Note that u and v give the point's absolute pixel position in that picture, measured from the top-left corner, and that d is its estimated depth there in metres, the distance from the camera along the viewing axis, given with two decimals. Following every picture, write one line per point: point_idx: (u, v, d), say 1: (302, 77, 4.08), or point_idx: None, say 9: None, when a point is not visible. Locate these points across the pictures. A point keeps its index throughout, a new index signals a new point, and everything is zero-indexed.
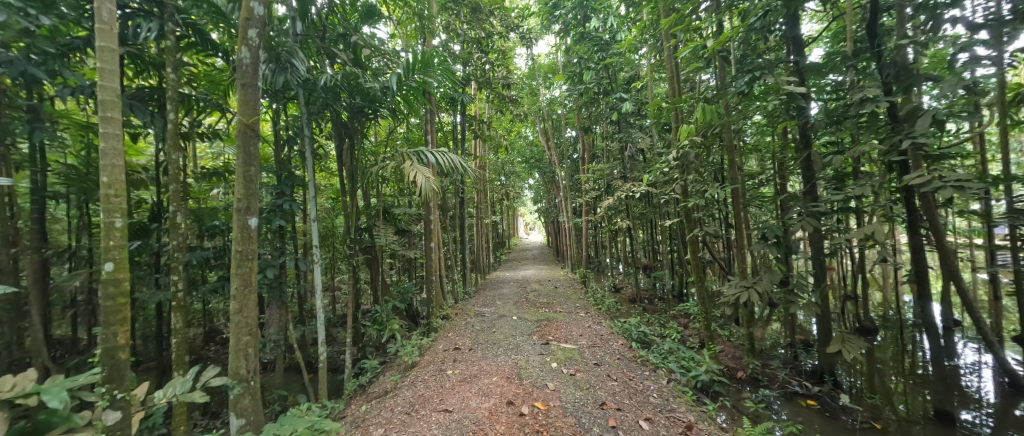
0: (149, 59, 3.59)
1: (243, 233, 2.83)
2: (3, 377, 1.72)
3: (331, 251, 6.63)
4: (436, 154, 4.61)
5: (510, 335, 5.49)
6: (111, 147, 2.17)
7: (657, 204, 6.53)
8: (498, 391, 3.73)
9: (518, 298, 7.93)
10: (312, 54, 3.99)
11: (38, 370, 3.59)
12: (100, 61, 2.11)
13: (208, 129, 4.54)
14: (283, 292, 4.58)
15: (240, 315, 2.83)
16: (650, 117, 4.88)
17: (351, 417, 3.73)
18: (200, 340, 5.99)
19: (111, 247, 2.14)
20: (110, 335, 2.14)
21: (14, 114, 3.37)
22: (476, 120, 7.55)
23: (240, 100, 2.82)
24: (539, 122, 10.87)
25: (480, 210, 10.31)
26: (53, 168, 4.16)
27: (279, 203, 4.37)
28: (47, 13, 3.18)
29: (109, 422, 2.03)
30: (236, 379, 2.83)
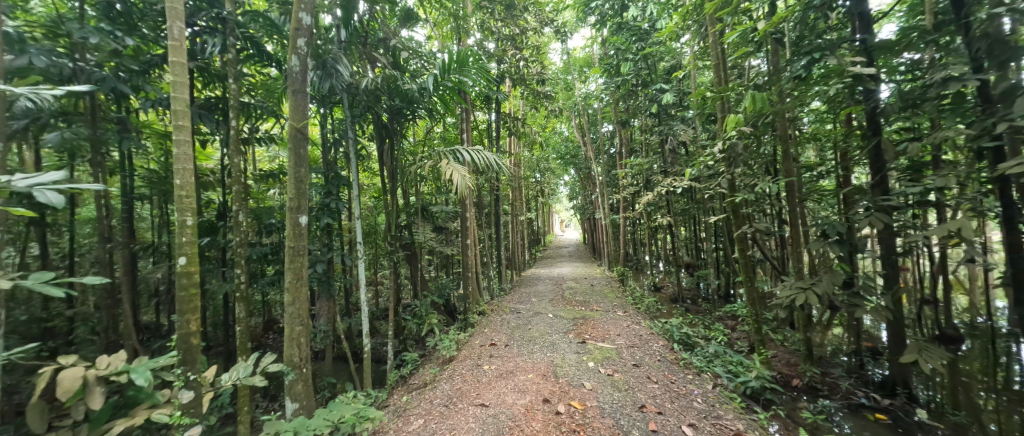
0: (215, 72, 3.94)
1: (295, 230, 3.03)
2: (100, 356, 1.96)
3: (375, 247, 6.95)
4: (471, 151, 4.67)
5: (546, 332, 5.47)
6: (183, 152, 2.41)
7: (700, 199, 6.21)
8: (534, 388, 3.74)
9: (554, 295, 7.89)
10: (355, 59, 4.19)
11: (129, 352, 4.09)
12: (173, 75, 2.36)
13: (265, 134, 4.92)
14: (331, 286, 4.87)
15: (293, 307, 3.05)
16: (693, 108, 4.63)
17: (393, 406, 3.91)
18: (261, 328, 6.54)
19: (183, 243, 2.38)
20: (184, 322, 2.37)
21: (107, 126, 3.84)
22: (511, 118, 7.55)
23: (292, 106, 3.02)
24: (574, 117, 10.71)
25: (515, 207, 10.34)
26: (139, 173, 4.70)
27: (327, 202, 4.66)
28: (131, 34, 3.61)
29: (184, 400, 2.27)
30: (291, 367, 3.05)
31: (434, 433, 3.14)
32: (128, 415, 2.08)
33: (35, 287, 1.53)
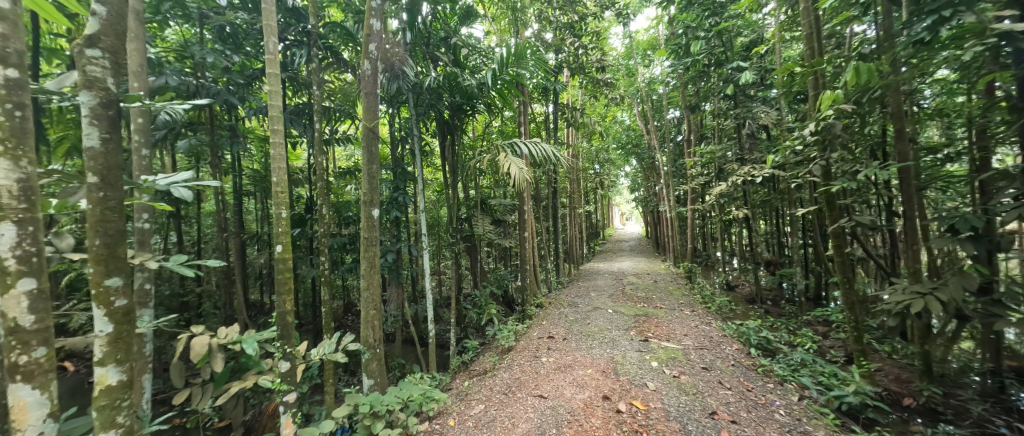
0: (301, 80, 4.40)
1: (368, 222, 3.30)
2: (219, 328, 2.34)
3: (438, 239, 7.31)
4: (528, 144, 4.67)
5: (606, 328, 5.32)
6: (279, 154, 2.75)
7: (785, 189, 5.53)
8: (593, 384, 3.67)
9: (614, 290, 7.64)
10: (420, 60, 4.43)
11: (241, 325, 4.83)
12: (270, 85, 2.70)
13: (343, 135, 5.42)
14: (400, 274, 5.25)
15: (368, 292, 3.33)
16: (776, 87, 4.12)
17: (456, 390, 4.12)
18: (342, 310, 7.30)
19: (279, 233, 2.73)
20: (282, 301, 2.71)
21: (222, 133, 4.52)
22: (569, 108, 7.37)
23: (365, 108, 3.27)
24: (637, 104, 10.19)
25: (574, 200, 10.15)
26: (246, 173, 5.47)
27: (396, 196, 5.04)
28: (237, 52, 4.20)
29: (282, 370, 2.61)
30: (367, 347, 3.35)
31: (494, 419, 3.25)
32: (243, 378, 2.46)
33: (174, 266, 1.90)
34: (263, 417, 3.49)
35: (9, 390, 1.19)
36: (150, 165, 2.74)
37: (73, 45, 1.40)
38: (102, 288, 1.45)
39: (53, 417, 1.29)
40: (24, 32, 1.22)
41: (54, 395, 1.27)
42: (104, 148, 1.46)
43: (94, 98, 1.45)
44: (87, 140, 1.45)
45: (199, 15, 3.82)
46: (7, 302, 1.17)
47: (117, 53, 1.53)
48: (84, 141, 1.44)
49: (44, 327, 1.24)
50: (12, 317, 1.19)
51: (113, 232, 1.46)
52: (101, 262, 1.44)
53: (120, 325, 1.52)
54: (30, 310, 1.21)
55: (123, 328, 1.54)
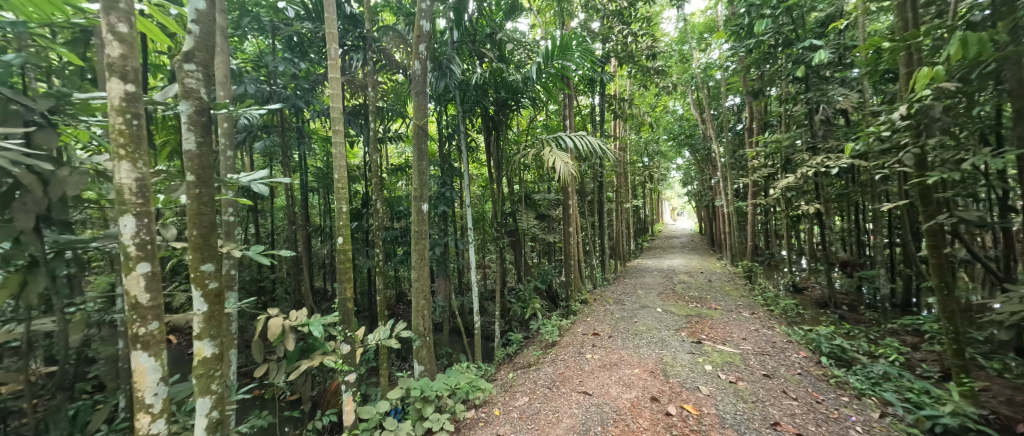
0: (357, 82, 4.70)
1: (419, 217, 3.46)
2: (291, 311, 2.59)
3: (483, 233, 7.47)
4: (574, 137, 4.60)
5: (654, 328, 5.13)
6: (340, 152, 2.97)
7: (867, 181, 4.90)
8: (640, 384, 3.56)
9: (664, 289, 7.31)
10: (466, 57, 4.51)
11: (308, 309, 5.31)
12: (331, 88, 2.92)
13: (395, 133, 5.70)
14: (447, 267, 5.47)
15: (419, 283, 3.49)
16: (858, 65, 3.65)
17: (501, 381, 4.22)
18: (394, 299, 7.74)
19: (340, 226, 2.95)
20: (343, 289, 2.94)
21: (291, 135, 4.98)
22: (617, 99, 7.10)
23: (415, 107, 3.41)
24: (691, 92, 9.58)
25: (621, 195, 9.81)
26: (311, 170, 5.97)
27: (443, 192, 5.25)
28: (304, 59, 4.57)
29: (343, 352, 2.84)
30: (417, 335, 3.53)
31: (538, 412, 3.28)
32: (311, 358, 2.71)
33: (253, 255, 2.15)
34: (327, 394, 3.82)
35: (132, 356, 1.46)
36: (234, 164, 3.09)
37: (174, 61, 1.64)
38: (199, 272, 1.70)
39: (165, 381, 1.54)
40: (138, 52, 1.48)
41: (165, 362, 1.54)
42: (199, 150, 1.71)
43: (191, 106, 1.70)
44: (185, 144, 1.71)
45: (271, 27, 4.21)
46: (130, 282, 1.45)
47: (207, 65, 1.76)
48: (183, 144, 1.69)
49: (157, 304, 1.51)
50: (135, 295, 1.47)
51: (206, 223, 1.70)
52: (198, 251, 1.69)
53: (213, 306, 1.75)
54: (146, 290, 1.47)
55: (215, 308, 1.77)
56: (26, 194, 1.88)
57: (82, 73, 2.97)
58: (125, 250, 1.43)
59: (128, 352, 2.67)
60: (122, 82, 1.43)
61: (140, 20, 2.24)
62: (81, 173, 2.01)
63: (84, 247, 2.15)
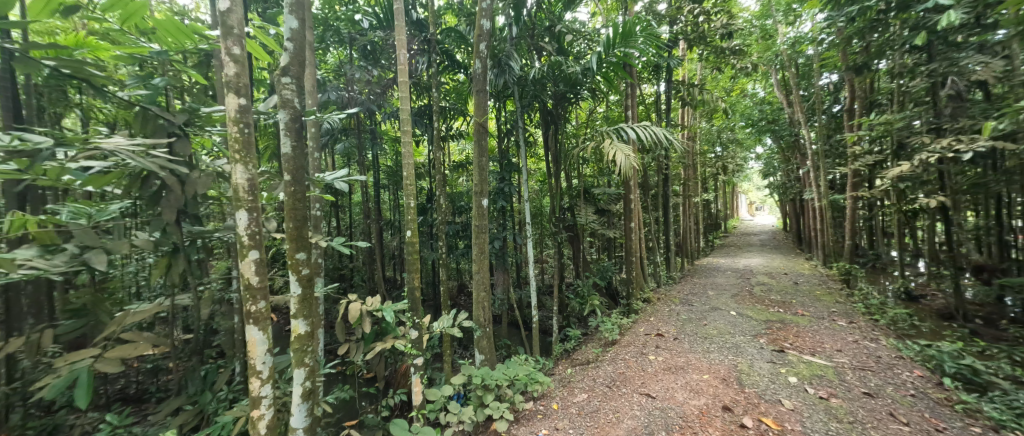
0: (422, 84, 4.98)
1: (479, 212, 3.58)
2: (367, 297, 2.85)
3: (541, 228, 7.50)
4: (637, 128, 4.40)
5: (727, 332, 4.72)
6: (408, 151, 3.18)
7: (1016, 167, 3.97)
8: (710, 391, 3.32)
9: (739, 291, 6.70)
10: (525, 52, 4.54)
11: (381, 296, 5.81)
12: (401, 91, 3.13)
13: (458, 132, 5.94)
14: (506, 261, 5.62)
15: (480, 275, 3.61)
16: (1004, 25, 2.96)
17: (559, 375, 4.21)
18: (456, 290, 8.13)
19: (409, 220, 3.16)
20: (411, 279, 3.16)
21: (366, 136, 5.46)
22: (685, 85, 6.59)
23: (475, 105, 3.51)
24: (775, 72, 8.57)
25: (689, 188, 9.15)
26: (383, 169, 6.50)
27: (502, 187, 5.41)
28: (377, 66, 4.96)
29: (411, 337, 3.04)
30: (478, 325, 3.66)
31: (598, 410, 3.23)
32: (384, 340, 2.96)
33: (336, 245, 2.42)
34: (397, 374, 4.16)
35: (246, 330, 1.75)
36: (320, 164, 3.47)
37: (275, 76, 1.90)
38: (295, 260, 1.95)
39: (270, 351, 1.82)
40: (248, 70, 1.74)
41: (269, 336, 1.81)
42: (294, 153, 1.96)
43: (287, 115, 1.95)
44: (283, 148, 1.96)
45: (349, 38, 4.63)
46: (245, 266, 1.73)
47: (299, 78, 2.01)
48: (282, 148, 1.94)
49: (263, 285, 1.78)
50: (248, 278, 1.75)
51: (300, 217, 1.95)
52: (294, 241, 1.95)
53: (305, 290, 2.01)
54: (256, 273, 1.75)
55: (306, 291, 2.03)
56: (169, 193, 2.32)
57: (205, 90, 3.55)
58: (240, 240, 1.71)
59: (242, 325, 3.16)
60: (236, 97, 1.70)
61: (247, 41, 2.59)
62: (207, 175, 2.41)
63: (210, 236, 2.59)
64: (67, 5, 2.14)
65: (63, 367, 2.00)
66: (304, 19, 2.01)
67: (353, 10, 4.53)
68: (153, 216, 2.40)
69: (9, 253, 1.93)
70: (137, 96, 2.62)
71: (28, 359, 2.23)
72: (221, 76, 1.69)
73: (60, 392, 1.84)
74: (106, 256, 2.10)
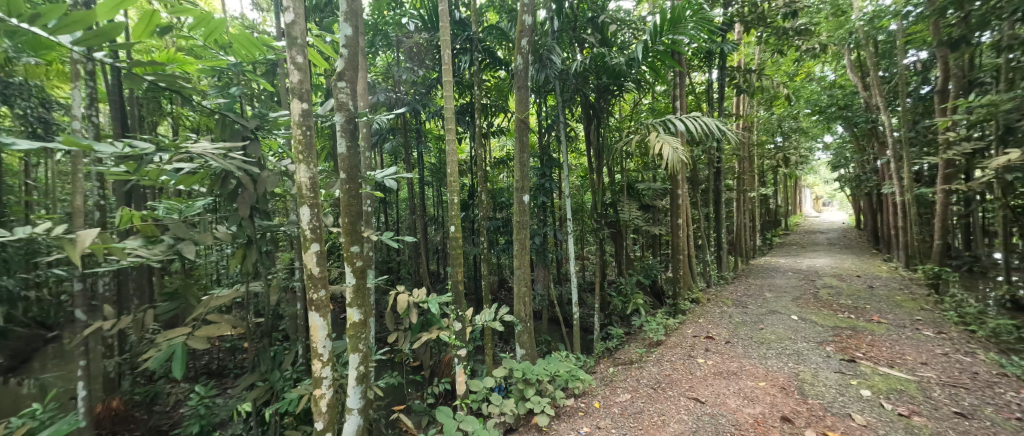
0: (465, 82, 5.09)
1: (520, 208, 3.59)
2: (414, 289, 2.98)
3: (582, 224, 7.39)
4: (685, 119, 4.18)
5: (787, 338, 4.36)
6: (451, 149, 3.27)
7: None
8: (767, 400, 3.10)
9: (802, 293, 6.15)
10: (567, 45, 4.47)
11: (426, 288, 6.06)
12: (445, 91, 3.22)
13: (499, 128, 6.00)
14: (547, 257, 5.61)
15: (521, 271, 3.64)
16: None
17: (600, 374, 4.14)
18: (496, 285, 8.26)
19: (452, 215, 3.25)
20: (454, 272, 3.25)
21: (412, 135, 5.68)
22: (741, 71, 6.13)
23: (517, 101, 3.52)
24: (849, 52, 7.71)
25: (745, 181, 8.54)
26: (428, 166, 6.74)
27: (543, 182, 5.40)
28: (422, 66, 5.13)
29: (455, 329, 3.14)
30: (519, 320, 3.69)
31: (642, 412, 3.14)
32: (429, 331, 3.08)
33: (386, 239, 2.55)
34: (441, 364, 4.32)
35: (309, 316, 1.91)
36: (371, 163, 3.67)
37: (332, 81, 2.04)
38: (350, 252, 2.10)
39: (329, 335, 1.98)
40: (309, 77, 1.88)
41: (328, 322, 1.97)
42: (348, 153, 2.09)
43: (343, 117, 2.09)
44: (339, 148, 2.11)
45: (397, 41, 4.84)
46: (307, 257, 1.89)
47: (353, 82, 2.13)
48: (338, 149, 2.09)
49: (323, 276, 1.94)
50: (310, 269, 1.91)
51: (354, 213, 2.09)
52: (349, 235, 2.09)
53: (359, 281, 2.15)
54: (317, 264, 1.91)
55: (360, 281, 2.17)
56: (244, 190, 2.57)
57: (270, 97, 3.90)
58: (303, 233, 1.87)
59: (304, 312, 3.45)
60: (300, 102, 1.85)
61: (308, 50, 2.79)
62: (275, 175, 2.65)
63: (277, 230, 2.85)
64: (162, 26, 2.44)
65: (163, 342, 2.31)
66: (358, 26, 2.14)
67: (400, 14, 4.72)
68: (230, 211, 2.68)
69: (120, 243, 2.23)
70: (217, 104, 2.94)
71: (136, 334, 2.59)
72: (287, 83, 1.85)
73: (161, 364, 2.13)
74: (195, 247, 2.39)
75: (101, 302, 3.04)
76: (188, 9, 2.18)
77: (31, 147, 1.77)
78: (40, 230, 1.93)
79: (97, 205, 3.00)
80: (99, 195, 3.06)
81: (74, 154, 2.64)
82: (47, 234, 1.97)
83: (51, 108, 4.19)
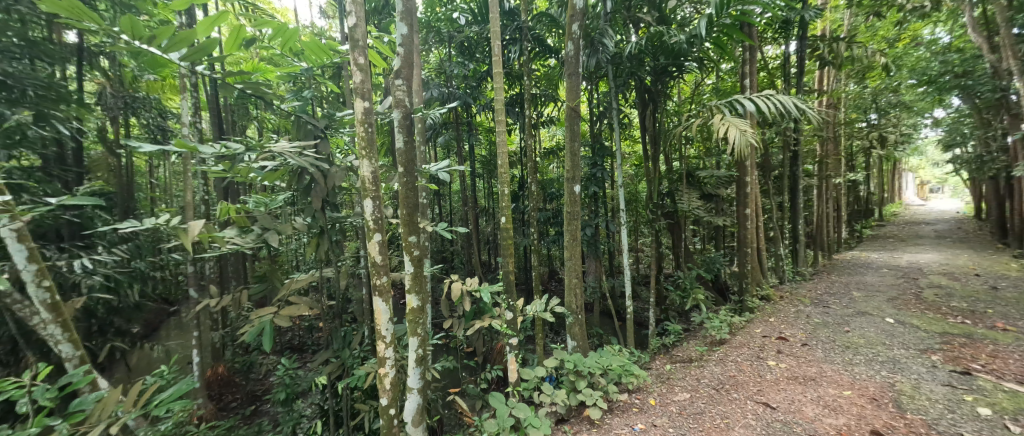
0: (514, 73, 5.10)
1: (571, 198, 3.54)
2: (466, 278, 3.06)
3: (637, 214, 7.09)
4: (757, 98, 3.79)
5: (880, 344, 3.83)
6: (502, 140, 3.28)
7: None
8: (853, 410, 2.76)
9: (899, 293, 5.35)
10: (620, 26, 4.27)
11: (478, 277, 6.25)
12: (496, 82, 3.24)
13: (549, 118, 5.94)
14: (598, 248, 5.50)
15: (572, 262, 3.59)
16: None
17: (656, 371, 3.98)
18: (547, 276, 8.28)
19: (503, 206, 3.30)
20: (506, 263, 3.30)
21: (463, 128, 5.83)
22: (826, 40, 5.39)
23: (568, 88, 3.43)
24: (971, 7, 6.43)
25: (828, 166, 7.57)
26: (480, 158, 6.90)
27: (594, 172, 5.29)
28: (473, 59, 5.22)
29: (506, 318, 3.20)
30: (571, 311, 3.65)
31: (703, 413, 2.97)
32: (482, 319, 3.18)
33: (439, 229, 2.66)
34: (494, 351, 4.43)
35: (373, 301, 2.07)
36: (426, 157, 3.84)
37: (390, 80, 2.16)
38: (408, 242, 2.22)
39: (391, 319, 2.12)
40: (370, 76, 2.00)
41: (390, 307, 2.11)
42: (405, 147, 2.19)
43: (400, 113, 2.19)
44: (397, 143, 2.22)
45: (448, 36, 4.98)
46: (371, 246, 2.03)
47: (408, 78, 2.23)
48: (396, 144, 2.20)
49: (385, 263, 2.07)
50: (374, 257, 2.06)
51: (410, 205, 2.20)
52: (407, 225, 2.20)
53: (417, 269, 2.27)
54: (379, 252, 2.05)
55: (417, 270, 2.28)
56: (317, 185, 2.81)
57: (337, 98, 4.22)
58: (367, 224, 2.01)
59: (368, 297, 3.73)
60: (362, 101, 1.98)
61: (370, 52, 2.96)
62: (343, 171, 2.86)
63: (344, 221, 3.09)
64: (248, 39, 2.73)
65: (255, 318, 2.64)
66: (413, 25, 2.22)
67: (452, 9, 4.86)
68: (306, 204, 2.95)
69: (221, 232, 2.58)
70: (292, 106, 3.24)
71: (234, 311, 2.99)
72: (350, 83, 1.98)
73: (254, 338, 2.44)
74: (277, 236, 2.68)
75: (208, 283, 3.56)
76: (268, 21, 2.41)
77: (153, 150, 2.10)
78: (161, 221, 2.30)
79: (203, 200, 3.50)
80: (204, 191, 3.56)
81: (184, 157, 3.09)
82: (167, 225, 2.34)
83: (168, 117, 4.95)
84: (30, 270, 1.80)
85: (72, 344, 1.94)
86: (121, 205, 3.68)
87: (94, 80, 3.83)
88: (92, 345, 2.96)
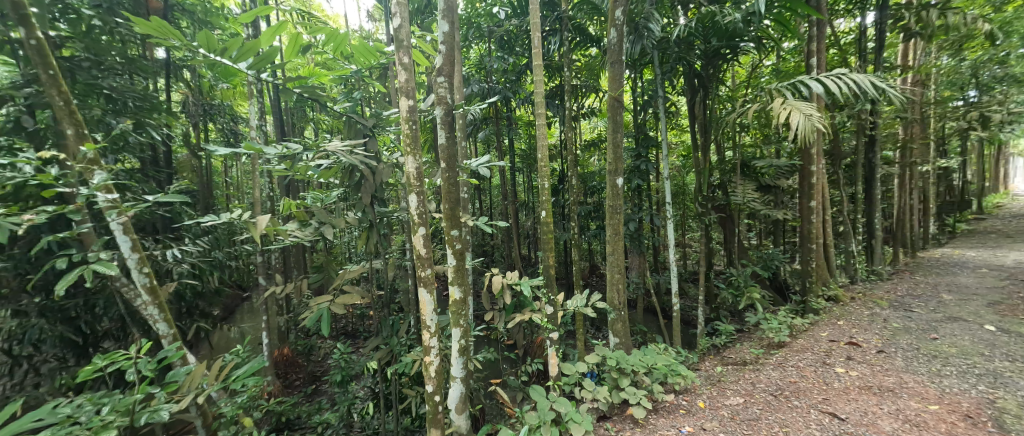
0: (555, 65, 5.03)
1: (614, 191, 3.42)
2: (506, 272, 3.08)
3: (685, 208, 6.74)
4: (825, 78, 3.41)
5: (977, 355, 3.34)
6: (543, 133, 3.25)
7: None
8: (941, 427, 2.45)
9: (1003, 298, 4.62)
10: (668, 9, 4.04)
11: (518, 271, 6.32)
12: (535, 74, 3.20)
13: (590, 109, 5.80)
14: (642, 243, 5.32)
15: (614, 257, 3.49)
16: None
17: (706, 372, 3.78)
18: (588, 271, 8.16)
19: (543, 200, 3.28)
20: (546, 257, 3.27)
21: (504, 122, 5.86)
22: (913, 8, 4.73)
23: (610, 78, 3.32)
24: None
25: (913, 152, 6.69)
26: (520, 152, 6.92)
27: (638, 165, 5.11)
28: (512, 53, 5.22)
29: (547, 312, 3.19)
30: (612, 307, 3.56)
31: (759, 420, 2.78)
32: (523, 313, 3.19)
33: (479, 222, 2.70)
34: (534, 345, 4.46)
35: (418, 292, 2.16)
36: (466, 153, 3.91)
37: (433, 78, 2.21)
38: (450, 235, 2.28)
39: (435, 309, 2.20)
40: (414, 74, 2.05)
41: (434, 298, 2.18)
42: (447, 143, 2.24)
43: (442, 110, 2.24)
44: (439, 139, 2.27)
45: (488, 32, 5.02)
46: (416, 239, 2.11)
47: (450, 75, 2.27)
48: (439, 140, 2.25)
49: (429, 256, 2.15)
50: (418, 249, 2.14)
51: (452, 199, 2.24)
52: (449, 220, 2.27)
53: (458, 262, 2.33)
54: (423, 245, 2.12)
55: (459, 263, 2.33)
56: (366, 181, 2.97)
57: (383, 98, 4.41)
58: (412, 217, 2.09)
59: (414, 289, 3.90)
60: (407, 99, 2.05)
61: (413, 51, 3.04)
62: (389, 167, 2.99)
63: (390, 216, 3.23)
64: (305, 46, 2.92)
65: (314, 305, 2.86)
66: (454, 22, 2.26)
67: (491, 4, 4.87)
68: (356, 199, 3.13)
69: (284, 226, 2.81)
70: (344, 108, 3.44)
71: (296, 298, 3.26)
72: (396, 83, 2.06)
73: (312, 323, 2.65)
74: (332, 230, 2.87)
75: (274, 272, 3.91)
76: (322, 28, 2.56)
77: (227, 152, 2.33)
78: (235, 216, 2.55)
79: (268, 196, 3.84)
80: (269, 189, 3.90)
81: (252, 157, 3.39)
82: (239, 219, 2.58)
83: (239, 122, 5.47)
84: (133, 258, 2.07)
85: (166, 323, 2.22)
86: (203, 202, 4.13)
87: (179, 91, 4.33)
88: (183, 325, 3.38)
